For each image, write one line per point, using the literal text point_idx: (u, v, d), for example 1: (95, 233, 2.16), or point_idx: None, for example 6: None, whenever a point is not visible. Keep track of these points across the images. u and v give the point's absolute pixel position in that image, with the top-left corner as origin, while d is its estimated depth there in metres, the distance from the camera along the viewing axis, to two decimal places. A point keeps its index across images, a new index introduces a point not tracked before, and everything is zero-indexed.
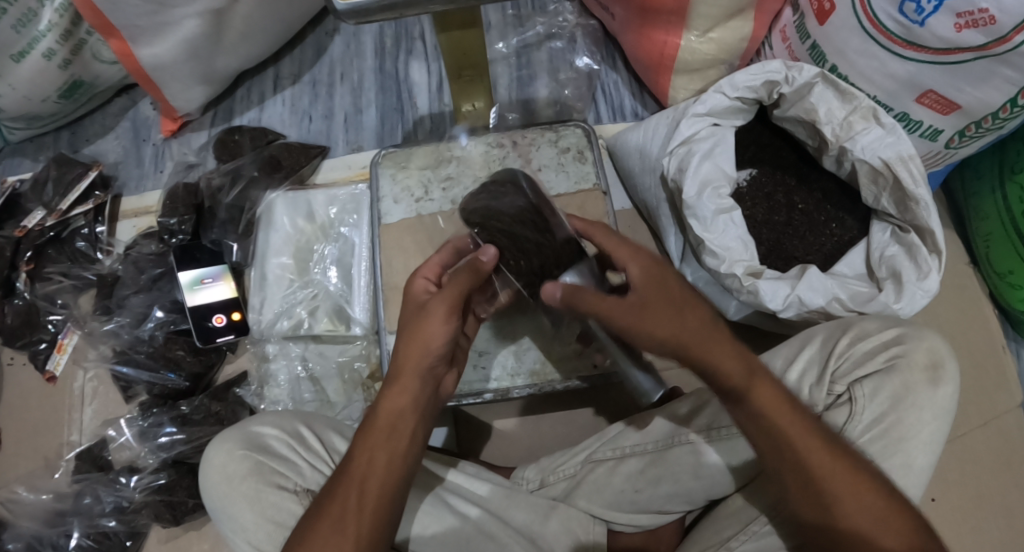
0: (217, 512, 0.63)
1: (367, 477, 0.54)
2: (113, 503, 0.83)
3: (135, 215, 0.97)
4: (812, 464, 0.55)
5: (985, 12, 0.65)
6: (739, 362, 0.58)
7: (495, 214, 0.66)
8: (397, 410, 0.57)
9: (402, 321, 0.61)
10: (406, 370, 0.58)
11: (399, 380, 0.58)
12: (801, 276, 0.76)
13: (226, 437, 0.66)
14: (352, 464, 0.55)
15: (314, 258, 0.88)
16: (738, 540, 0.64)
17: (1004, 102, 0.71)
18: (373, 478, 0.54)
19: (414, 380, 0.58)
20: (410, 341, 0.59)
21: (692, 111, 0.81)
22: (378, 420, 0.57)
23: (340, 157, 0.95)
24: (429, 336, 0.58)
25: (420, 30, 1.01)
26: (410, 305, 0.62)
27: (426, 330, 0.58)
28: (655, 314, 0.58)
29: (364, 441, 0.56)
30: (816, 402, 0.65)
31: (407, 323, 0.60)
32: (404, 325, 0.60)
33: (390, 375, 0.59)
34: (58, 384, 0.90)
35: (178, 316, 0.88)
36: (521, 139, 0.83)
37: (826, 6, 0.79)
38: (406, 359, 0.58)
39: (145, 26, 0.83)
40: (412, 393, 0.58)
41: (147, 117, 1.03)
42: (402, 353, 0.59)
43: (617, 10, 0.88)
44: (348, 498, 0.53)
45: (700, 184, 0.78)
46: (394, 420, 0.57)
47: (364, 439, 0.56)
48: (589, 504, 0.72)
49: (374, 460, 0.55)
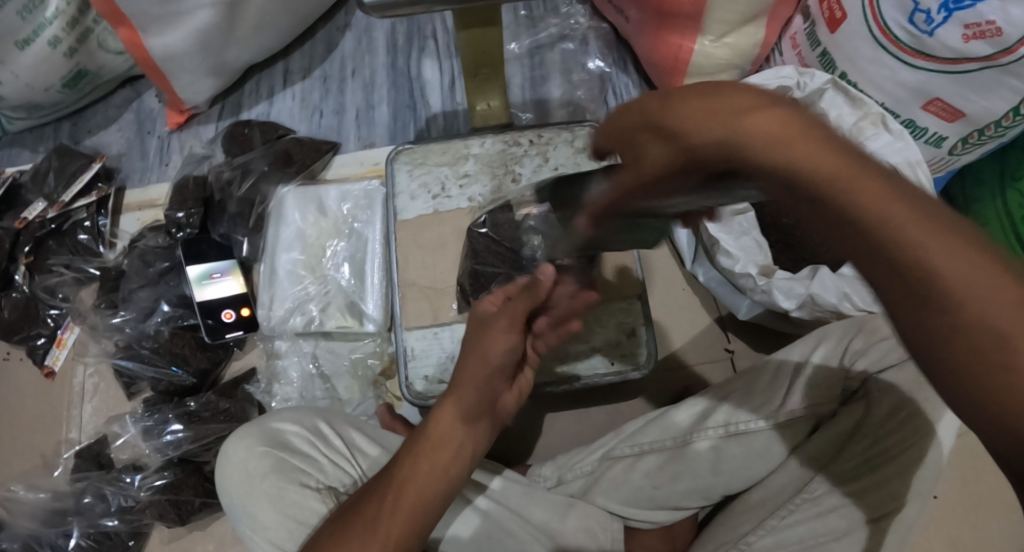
0: (236, 510, 0.62)
1: (407, 482, 0.54)
2: (117, 502, 0.81)
3: (139, 209, 0.95)
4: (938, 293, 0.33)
5: (992, 24, 0.67)
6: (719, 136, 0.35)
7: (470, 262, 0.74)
8: (446, 426, 0.57)
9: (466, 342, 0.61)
10: (464, 382, 0.58)
11: (455, 393, 0.58)
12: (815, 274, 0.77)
13: (245, 433, 0.65)
14: (396, 469, 0.56)
15: (327, 254, 0.87)
16: (755, 534, 0.65)
17: (1007, 110, 0.73)
18: (410, 487, 0.54)
19: (471, 391, 0.58)
20: (471, 354, 0.59)
21: None
22: (429, 432, 0.57)
23: (352, 153, 0.94)
24: (489, 351, 0.58)
25: (432, 27, 1.01)
26: (474, 324, 0.61)
27: (490, 344, 0.58)
28: (659, 149, 0.38)
29: (410, 448, 0.56)
30: (831, 398, 0.68)
31: (473, 340, 0.60)
32: (469, 345, 0.60)
33: (448, 388, 0.59)
34: (56, 380, 0.88)
35: (185, 311, 0.86)
36: (539, 138, 0.84)
37: (837, 15, 0.81)
38: (468, 371, 0.58)
39: (156, 16, 0.82)
40: (464, 407, 0.58)
41: (152, 109, 1.01)
42: (464, 369, 0.59)
43: (633, 13, 0.89)
44: (384, 500, 0.54)
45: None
46: (443, 434, 0.57)
47: (411, 447, 0.56)
48: (606, 500, 0.73)
49: (416, 468, 0.55)
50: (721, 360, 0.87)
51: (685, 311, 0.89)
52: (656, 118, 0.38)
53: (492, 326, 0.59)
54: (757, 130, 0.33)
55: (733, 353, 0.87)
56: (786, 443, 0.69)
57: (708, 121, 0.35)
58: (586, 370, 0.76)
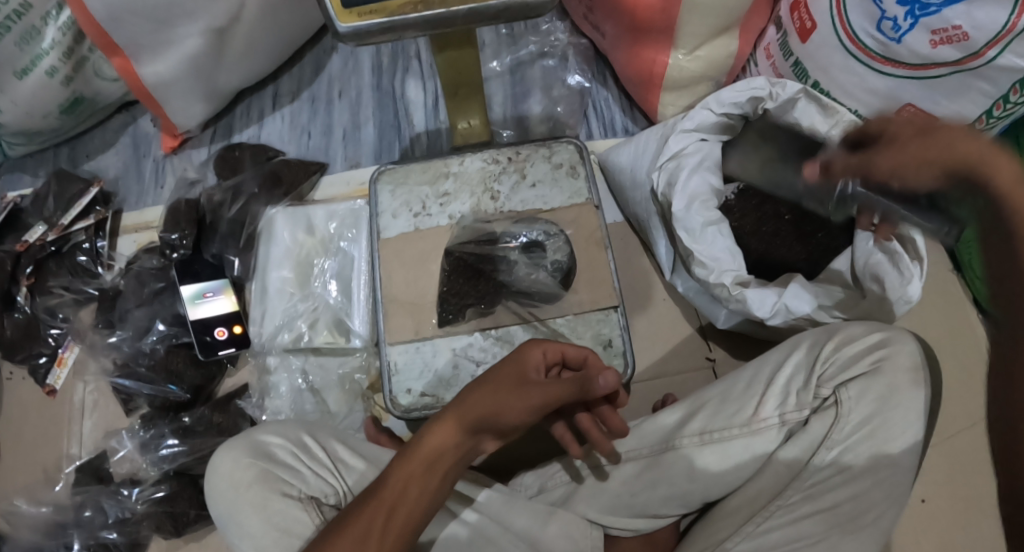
0: (223, 520, 0.65)
1: (401, 501, 0.54)
2: (114, 515, 0.84)
3: (136, 230, 0.98)
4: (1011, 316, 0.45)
5: (959, 28, 0.68)
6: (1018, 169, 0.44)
7: (457, 281, 0.79)
8: (437, 448, 0.58)
9: (484, 383, 0.61)
10: (464, 411, 0.59)
11: (454, 421, 0.59)
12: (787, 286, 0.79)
13: (233, 445, 0.68)
14: (385, 489, 0.55)
15: (314, 272, 0.90)
16: (733, 541, 0.65)
17: (997, 98, 0.72)
18: (403, 506, 0.54)
19: (475, 430, 0.59)
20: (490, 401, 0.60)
21: (680, 128, 0.85)
22: (414, 451, 0.57)
23: (339, 173, 0.97)
24: (519, 408, 0.60)
25: (416, 48, 1.04)
26: (505, 370, 0.62)
27: (520, 405, 0.59)
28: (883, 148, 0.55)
29: (397, 468, 0.56)
30: (803, 405, 0.68)
31: (501, 395, 0.60)
32: (491, 391, 0.60)
33: (446, 414, 0.60)
34: (57, 398, 0.91)
35: (179, 329, 0.89)
36: (517, 155, 0.86)
37: (807, 25, 0.82)
38: (477, 406, 0.59)
39: (146, 44, 0.85)
40: (458, 434, 0.59)
41: (147, 133, 1.04)
42: (475, 405, 0.59)
43: (608, 29, 0.91)
44: (376, 516, 0.53)
45: (689, 198, 0.81)
46: (436, 456, 0.57)
47: (401, 464, 0.57)
48: (586, 508, 0.74)
49: (405, 491, 0.55)
50: (703, 368, 0.88)
51: (667, 320, 0.91)
52: (922, 132, 0.51)
53: (529, 390, 0.60)
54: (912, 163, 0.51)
55: (715, 361, 0.88)
56: (760, 451, 0.69)
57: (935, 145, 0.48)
58: None
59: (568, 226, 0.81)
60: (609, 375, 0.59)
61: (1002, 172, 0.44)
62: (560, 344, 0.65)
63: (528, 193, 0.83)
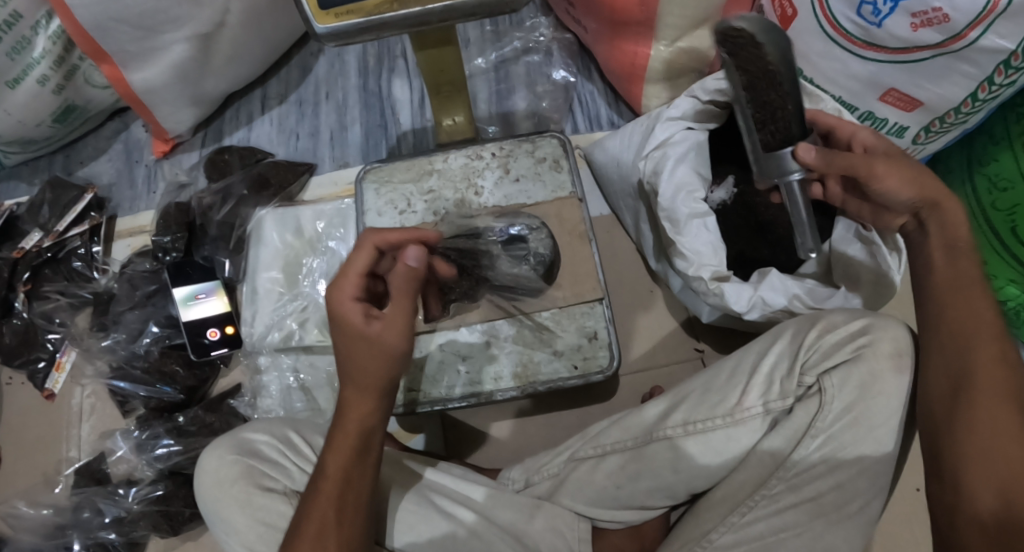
0: (211, 516, 0.66)
1: (345, 491, 0.56)
2: (112, 515, 0.84)
3: (129, 235, 1.00)
4: (958, 317, 0.60)
5: (939, 11, 0.66)
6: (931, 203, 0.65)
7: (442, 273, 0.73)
8: (361, 430, 0.57)
9: (343, 344, 0.57)
10: (365, 390, 0.57)
11: (353, 404, 0.57)
12: (763, 278, 0.79)
13: (218, 444, 0.68)
14: (325, 480, 0.57)
15: (303, 271, 0.91)
16: (718, 531, 0.66)
17: (981, 80, 0.71)
18: (349, 504, 0.56)
19: (377, 383, 0.57)
20: (365, 356, 0.56)
21: (666, 115, 0.85)
22: (335, 446, 0.57)
23: (327, 174, 0.99)
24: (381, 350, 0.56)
25: (401, 48, 1.06)
26: (350, 328, 0.56)
27: (376, 343, 0.56)
28: (899, 159, 0.67)
29: (331, 456, 0.57)
30: (787, 394, 0.67)
31: (361, 357, 0.56)
32: (347, 352, 0.57)
33: (346, 382, 0.57)
34: (56, 401, 0.92)
35: (172, 331, 0.90)
36: (500, 151, 0.87)
37: (788, 13, 0.81)
38: (376, 374, 0.56)
39: (134, 52, 0.86)
40: (367, 410, 0.57)
41: (139, 139, 1.06)
42: (361, 380, 0.57)
43: (590, 24, 0.92)
44: (325, 515, 0.56)
45: (675, 184, 0.81)
46: (364, 440, 0.57)
47: (337, 453, 0.57)
48: (572, 501, 0.74)
49: (350, 482, 0.56)
50: (690, 358, 0.88)
51: (656, 311, 0.91)
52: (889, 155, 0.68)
53: (382, 336, 0.56)
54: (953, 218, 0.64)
55: (703, 352, 0.89)
56: (744, 440, 0.68)
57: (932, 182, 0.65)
58: (549, 374, 0.78)
59: (550, 219, 0.82)
60: (410, 251, 0.59)
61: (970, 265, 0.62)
62: (353, 269, 0.58)
63: (514, 190, 0.85)
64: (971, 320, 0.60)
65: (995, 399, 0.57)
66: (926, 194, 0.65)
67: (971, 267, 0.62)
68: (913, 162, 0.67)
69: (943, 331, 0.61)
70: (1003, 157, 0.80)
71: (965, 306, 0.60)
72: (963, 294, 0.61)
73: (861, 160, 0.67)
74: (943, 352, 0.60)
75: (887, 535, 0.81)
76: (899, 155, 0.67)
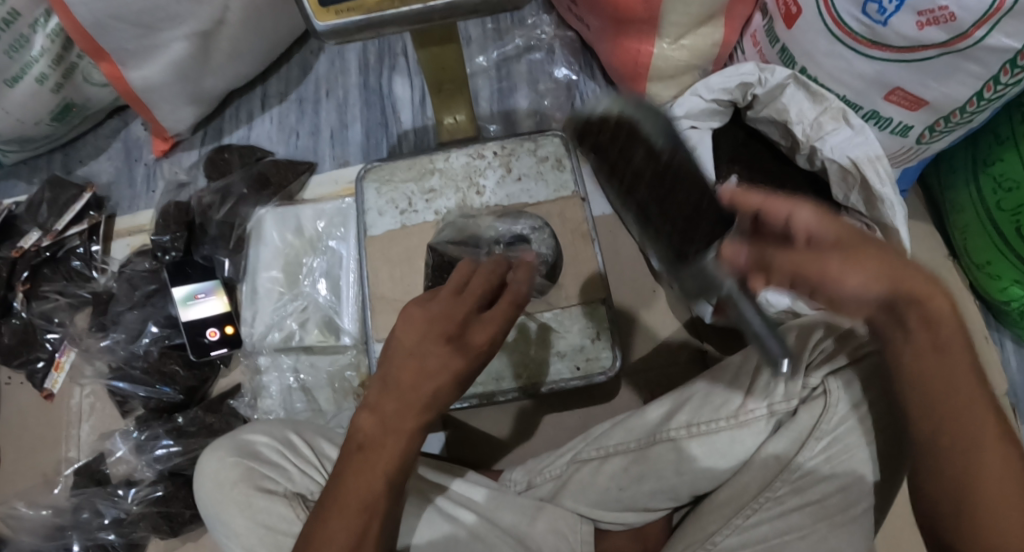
0: (211, 519, 0.65)
1: (352, 506, 0.53)
2: (111, 516, 0.84)
3: (128, 234, 0.99)
4: (963, 407, 0.51)
5: (945, 9, 0.66)
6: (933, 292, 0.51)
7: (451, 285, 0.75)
8: (399, 448, 0.54)
9: (429, 349, 0.54)
10: (395, 426, 0.54)
11: (385, 439, 0.54)
12: None
13: (217, 445, 0.68)
14: (345, 493, 0.54)
15: (303, 271, 0.91)
16: (722, 534, 0.65)
17: (987, 79, 0.70)
18: (351, 519, 0.53)
19: (432, 397, 0.54)
20: (432, 370, 0.54)
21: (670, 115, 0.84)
22: (343, 499, 0.54)
23: (327, 173, 0.98)
24: (496, 334, 0.56)
25: (402, 46, 1.06)
26: (447, 320, 0.54)
27: (494, 332, 0.55)
28: (853, 254, 0.51)
29: (349, 491, 0.54)
30: (791, 396, 0.65)
31: (441, 350, 0.53)
32: (445, 354, 0.53)
33: (392, 395, 0.54)
34: (55, 401, 0.92)
35: (171, 331, 0.89)
36: (502, 149, 0.87)
37: (792, 10, 0.81)
38: (440, 380, 0.54)
39: (133, 49, 0.85)
40: (398, 441, 0.54)
41: (139, 138, 1.05)
42: (433, 392, 0.54)
43: (593, 22, 0.91)
44: (336, 531, 0.53)
45: None
46: (403, 460, 0.55)
47: (356, 466, 0.54)
48: (575, 503, 0.73)
49: (365, 516, 0.53)
50: (693, 360, 0.88)
51: (658, 312, 0.90)
52: (853, 239, 0.51)
53: (470, 337, 0.54)
54: (936, 301, 0.51)
55: (706, 353, 0.88)
56: (748, 442, 0.67)
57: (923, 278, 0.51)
58: (551, 375, 0.78)
59: (553, 219, 0.82)
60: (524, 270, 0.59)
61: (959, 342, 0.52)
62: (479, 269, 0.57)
63: (515, 189, 0.84)
64: (975, 409, 0.51)
65: (1012, 506, 0.49)
66: (899, 287, 0.51)
67: (961, 352, 0.52)
68: (871, 248, 0.51)
69: (942, 435, 0.51)
70: (1009, 157, 0.78)
71: (962, 397, 0.51)
72: (958, 382, 0.52)
73: (812, 258, 0.51)
74: (947, 455, 0.51)
75: (891, 537, 0.81)
76: (847, 236, 0.51)
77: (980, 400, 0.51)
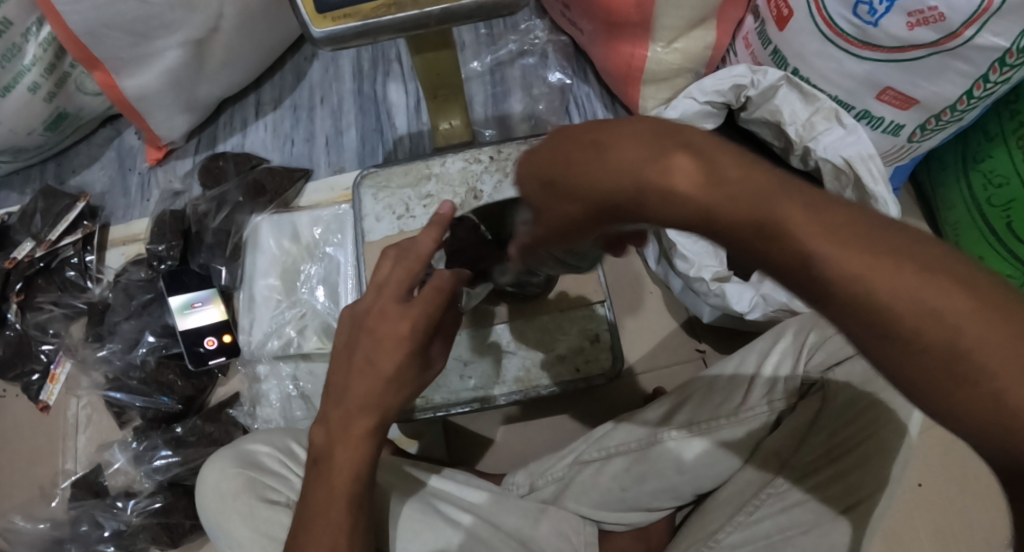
0: (214, 529, 0.65)
1: (322, 517, 0.55)
2: (112, 528, 0.83)
3: (123, 243, 0.99)
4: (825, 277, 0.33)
5: (934, 10, 0.67)
6: (685, 168, 0.35)
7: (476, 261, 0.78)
8: (348, 462, 0.56)
9: (355, 349, 0.56)
10: (344, 438, 0.56)
11: (335, 450, 0.56)
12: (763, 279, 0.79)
13: (218, 456, 0.68)
14: (314, 505, 0.56)
15: (301, 278, 0.90)
16: (724, 531, 0.65)
17: (975, 78, 0.71)
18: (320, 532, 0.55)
19: (371, 401, 0.55)
20: (357, 372, 0.55)
21: (666, 117, 0.85)
22: (312, 512, 0.55)
23: (323, 179, 0.99)
24: (415, 322, 0.55)
25: (396, 51, 1.06)
26: (369, 315, 0.56)
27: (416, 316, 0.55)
28: (555, 201, 0.41)
29: (316, 502, 0.56)
30: (790, 392, 0.67)
31: (367, 345, 0.55)
32: (372, 350, 0.55)
33: (340, 408, 0.56)
34: (52, 413, 0.91)
35: (168, 340, 0.89)
36: (498, 154, 0.87)
37: (784, 13, 0.82)
38: (367, 383, 0.55)
39: (126, 57, 0.85)
40: (362, 452, 0.56)
41: (132, 146, 1.05)
42: (367, 392, 0.55)
43: (586, 25, 0.92)
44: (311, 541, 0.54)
45: None
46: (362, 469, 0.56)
47: (326, 476, 0.56)
48: (577, 505, 0.74)
49: (332, 530, 0.54)
50: (692, 359, 0.88)
51: (654, 312, 0.91)
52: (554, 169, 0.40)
53: (395, 325, 0.55)
54: (653, 196, 0.36)
55: (704, 353, 0.89)
56: (746, 442, 0.68)
57: (608, 180, 0.37)
58: (553, 378, 0.79)
59: None
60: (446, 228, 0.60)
61: (742, 199, 0.35)
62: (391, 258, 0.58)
63: None
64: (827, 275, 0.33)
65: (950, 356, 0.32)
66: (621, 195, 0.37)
67: (769, 210, 0.34)
68: (568, 185, 0.39)
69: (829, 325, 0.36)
70: (998, 154, 0.80)
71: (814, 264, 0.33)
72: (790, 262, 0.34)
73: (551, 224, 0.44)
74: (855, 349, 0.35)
75: (890, 534, 0.81)
76: (549, 171, 0.40)
77: (820, 252, 0.33)
